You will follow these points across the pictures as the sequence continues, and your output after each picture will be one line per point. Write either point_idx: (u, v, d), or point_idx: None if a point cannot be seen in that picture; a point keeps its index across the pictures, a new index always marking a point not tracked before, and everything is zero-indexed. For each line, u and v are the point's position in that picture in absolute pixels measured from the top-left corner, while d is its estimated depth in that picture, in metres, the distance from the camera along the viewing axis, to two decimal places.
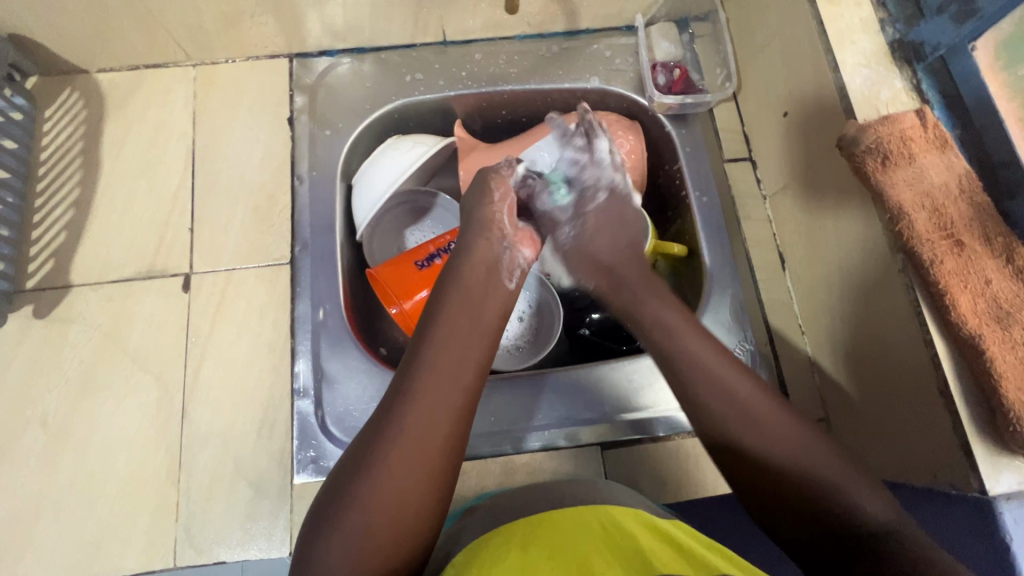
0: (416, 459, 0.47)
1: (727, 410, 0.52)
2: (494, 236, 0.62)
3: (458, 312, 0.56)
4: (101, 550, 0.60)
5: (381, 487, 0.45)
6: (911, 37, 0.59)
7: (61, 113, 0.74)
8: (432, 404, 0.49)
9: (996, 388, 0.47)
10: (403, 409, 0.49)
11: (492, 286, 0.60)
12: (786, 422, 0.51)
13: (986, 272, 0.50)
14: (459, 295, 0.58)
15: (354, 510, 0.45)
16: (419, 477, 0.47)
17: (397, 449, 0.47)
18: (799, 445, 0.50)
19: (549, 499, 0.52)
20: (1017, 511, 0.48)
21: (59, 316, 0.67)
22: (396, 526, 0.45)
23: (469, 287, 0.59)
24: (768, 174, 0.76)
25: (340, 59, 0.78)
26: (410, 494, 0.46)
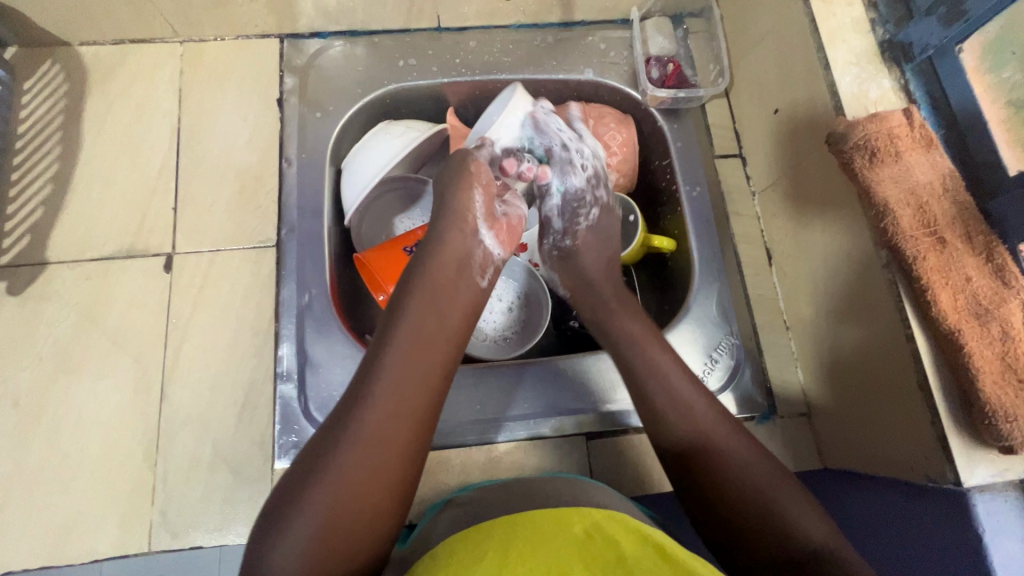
0: (376, 458, 0.47)
1: (691, 429, 0.56)
2: (467, 230, 0.62)
3: (423, 309, 0.55)
4: (73, 533, 0.58)
5: (345, 472, 0.45)
6: (900, 37, 0.60)
7: (41, 86, 0.72)
8: (395, 410, 0.49)
9: (974, 383, 0.48)
10: (364, 407, 0.48)
11: (460, 292, 0.59)
12: (726, 431, 0.56)
13: (967, 270, 0.51)
14: (427, 287, 0.57)
15: (312, 509, 0.44)
16: (385, 475, 0.47)
17: (359, 450, 0.46)
18: (728, 446, 0.55)
19: (536, 499, 0.52)
20: (988, 503, 0.50)
21: (33, 294, 0.65)
22: (358, 526, 0.45)
23: (436, 282, 0.58)
24: (757, 171, 0.77)
25: (333, 41, 0.77)
26: (376, 492, 0.46)
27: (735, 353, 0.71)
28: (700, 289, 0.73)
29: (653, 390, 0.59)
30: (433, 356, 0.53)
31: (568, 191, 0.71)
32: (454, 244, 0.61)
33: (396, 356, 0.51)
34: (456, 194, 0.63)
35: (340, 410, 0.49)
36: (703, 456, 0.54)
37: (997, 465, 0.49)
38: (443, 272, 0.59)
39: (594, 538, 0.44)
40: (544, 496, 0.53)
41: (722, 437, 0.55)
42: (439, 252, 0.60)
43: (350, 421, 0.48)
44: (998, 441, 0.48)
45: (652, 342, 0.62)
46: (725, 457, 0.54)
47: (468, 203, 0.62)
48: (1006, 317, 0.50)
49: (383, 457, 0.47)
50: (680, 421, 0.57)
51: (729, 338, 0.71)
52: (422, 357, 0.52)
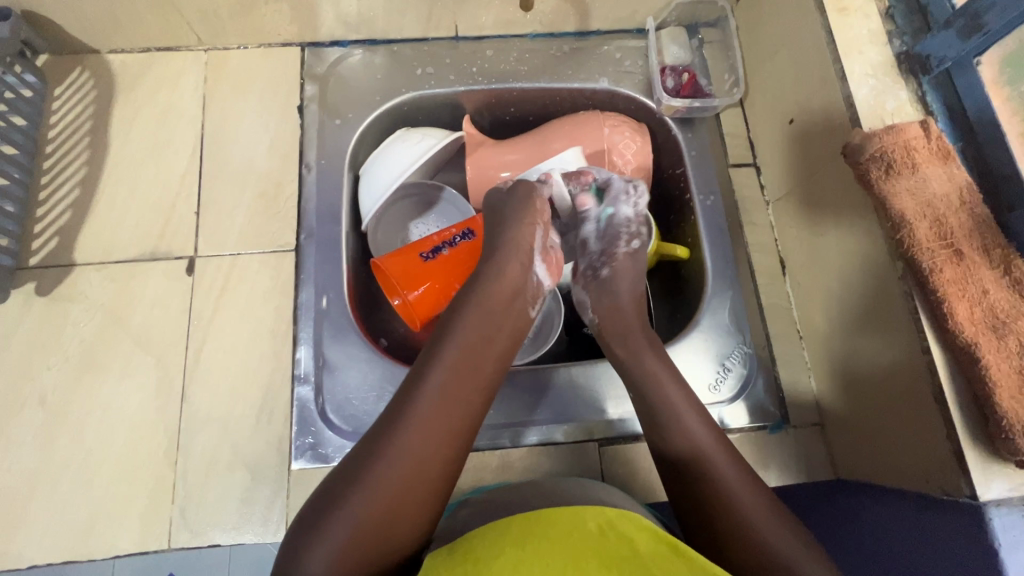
0: (415, 473, 0.48)
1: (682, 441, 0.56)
2: (524, 262, 0.62)
3: (472, 330, 0.56)
4: (96, 529, 0.60)
5: (384, 483, 0.47)
6: (918, 49, 0.60)
7: (71, 92, 0.74)
8: (438, 427, 0.50)
9: (990, 396, 0.48)
10: (409, 422, 0.49)
11: (506, 317, 0.59)
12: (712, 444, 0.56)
13: (984, 282, 0.51)
14: (477, 313, 0.57)
15: (341, 522, 0.45)
16: (416, 494, 0.48)
17: (392, 467, 0.47)
18: (715, 461, 0.55)
19: (549, 499, 0.53)
20: (1006, 517, 0.49)
21: (61, 294, 0.67)
22: (380, 542, 0.46)
23: (488, 309, 0.58)
24: (771, 180, 0.77)
25: (353, 50, 0.78)
26: (405, 510, 0.47)
27: (748, 362, 0.71)
28: (713, 297, 0.73)
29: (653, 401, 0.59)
30: (471, 380, 0.54)
31: (613, 218, 0.69)
32: (509, 274, 0.61)
33: (436, 377, 0.52)
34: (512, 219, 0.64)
35: (378, 427, 0.50)
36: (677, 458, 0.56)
37: (1014, 480, 0.49)
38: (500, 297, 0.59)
39: (607, 534, 0.45)
40: (557, 496, 0.53)
41: (709, 449, 0.56)
42: (493, 278, 0.60)
43: (388, 440, 0.49)
44: (1014, 456, 0.47)
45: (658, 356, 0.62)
46: (719, 476, 0.53)
47: (528, 238, 0.63)
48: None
49: (424, 471, 0.48)
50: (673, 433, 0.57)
51: (741, 348, 0.71)
52: (462, 381, 0.53)
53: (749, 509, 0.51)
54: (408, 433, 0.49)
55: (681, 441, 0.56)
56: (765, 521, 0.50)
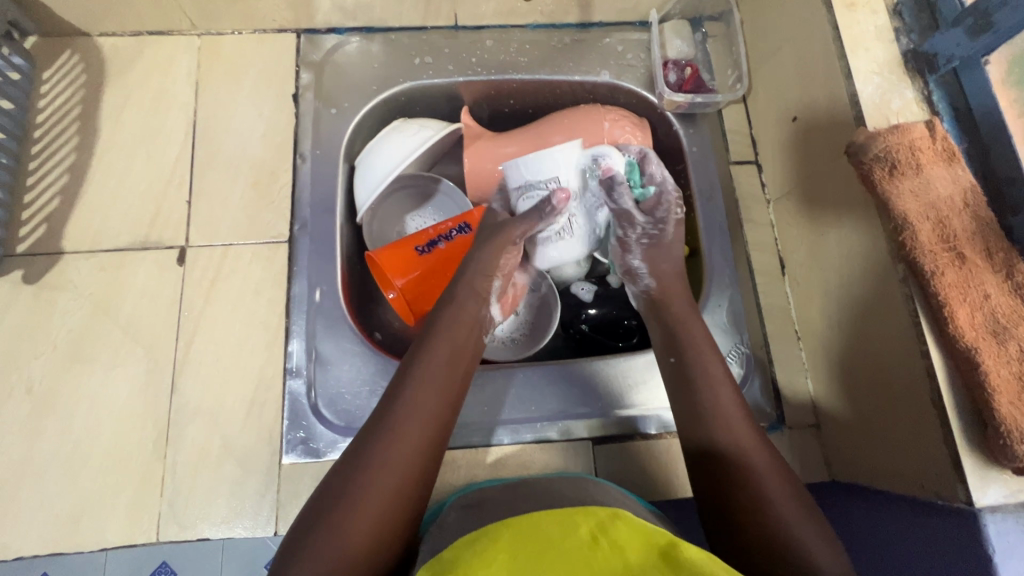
0: (390, 493, 0.48)
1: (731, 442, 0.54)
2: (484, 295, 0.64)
3: (436, 354, 0.57)
4: (83, 521, 0.59)
5: (361, 506, 0.46)
6: (925, 48, 0.59)
7: (60, 76, 0.73)
8: (409, 448, 0.50)
9: (989, 402, 0.47)
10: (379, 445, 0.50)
11: (470, 341, 0.61)
12: (759, 449, 0.54)
13: (986, 286, 0.51)
14: (441, 337, 0.59)
15: (324, 542, 0.44)
16: (398, 511, 0.48)
17: (371, 486, 0.47)
18: (760, 463, 0.52)
19: (541, 500, 0.52)
20: (1001, 524, 0.49)
21: (49, 283, 0.66)
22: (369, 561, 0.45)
23: (452, 331, 0.60)
24: (772, 178, 0.76)
25: (349, 37, 0.77)
26: (391, 526, 0.47)
27: (745, 362, 0.71)
28: (711, 296, 0.73)
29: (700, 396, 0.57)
30: (443, 398, 0.55)
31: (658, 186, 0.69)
32: (467, 305, 0.62)
33: (408, 398, 0.53)
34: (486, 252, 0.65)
35: (350, 449, 0.50)
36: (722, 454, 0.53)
37: (1010, 486, 0.49)
38: (461, 326, 0.60)
39: (600, 541, 0.44)
40: (549, 497, 0.52)
41: (751, 450, 0.53)
42: (456, 308, 0.62)
43: (364, 459, 0.49)
44: (1012, 462, 0.47)
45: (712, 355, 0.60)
46: (761, 483, 0.51)
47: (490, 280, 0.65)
48: None
49: (400, 495, 0.48)
50: (717, 431, 0.55)
51: (739, 347, 0.71)
52: (434, 400, 0.54)
53: (786, 511, 0.49)
54: (383, 452, 0.49)
55: (724, 442, 0.54)
56: (794, 517, 0.48)
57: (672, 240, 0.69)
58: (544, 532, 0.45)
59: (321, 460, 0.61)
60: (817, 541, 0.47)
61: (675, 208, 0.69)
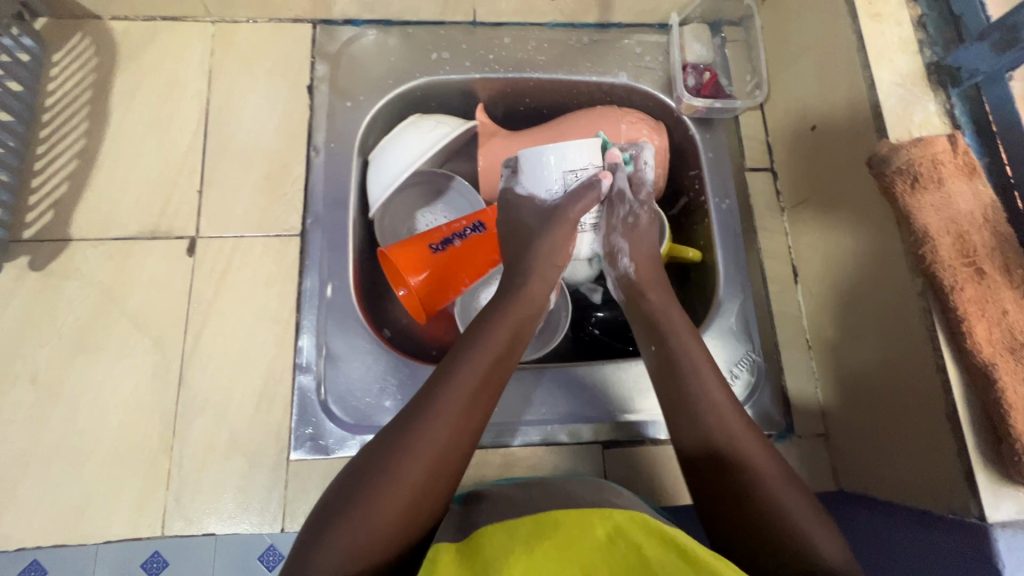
0: (433, 466, 0.49)
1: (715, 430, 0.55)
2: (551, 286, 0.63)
3: (496, 335, 0.58)
4: (86, 513, 0.58)
5: (405, 475, 0.48)
6: (949, 61, 0.59)
7: (70, 59, 0.71)
8: (456, 424, 0.51)
9: (1005, 418, 0.48)
10: (430, 416, 0.50)
11: (527, 328, 0.61)
12: (746, 434, 0.55)
13: (1004, 303, 0.51)
14: (501, 318, 0.59)
15: (360, 513, 0.46)
16: (433, 488, 0.49)
17: (416, 458, 0.48)
18: (747, 450, 0.54)
19: (552, 498, 0.52)
20: (1011, 539, 0.49)
21: (56, 270, 0.65)
22: (401, 531, 0.47)
23: (511, 314, 0.60)
24: (787, 187, 0.76)
25: (366, 30, 0.76)
26: (426, 502, 0.48)
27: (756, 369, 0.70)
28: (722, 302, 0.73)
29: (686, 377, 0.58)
30: (492, 385, 0.55)
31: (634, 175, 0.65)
32: (532, 291, 0.61)
33: (456, 380, 0.53)
34: (548, 246, 0.61)
35: (396, 427, 0.51)
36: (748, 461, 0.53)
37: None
38: (523, 313, 0.60)
39: (617, 544, 0.44)
40: (562, 496, 0.52)
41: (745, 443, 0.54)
42: (516, 291, 0.61)
43: (415, 434, 0.50)
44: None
45: (686, 332, 0.61)
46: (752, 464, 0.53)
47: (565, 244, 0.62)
48: None
49: (441, 469, 0.49)
50: (697, 423, 0.56)
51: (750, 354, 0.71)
52: (488, 385, 0.55)
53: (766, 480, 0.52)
54: (432, 430, 0.50)
55: (719, 434, 0.55)
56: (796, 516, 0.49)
57: (645, 230, 0.65)
58: (559, 531, 0.45)
59: (330, 457, 0.61)
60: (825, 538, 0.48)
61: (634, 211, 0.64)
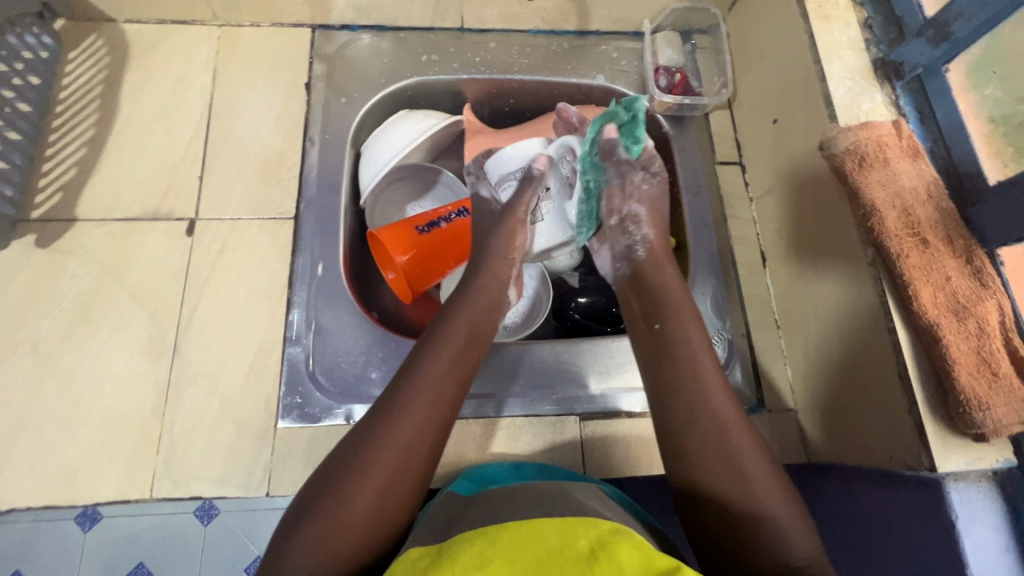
0: (401, 462, 0.50)
1: (711, 436, 0.52)
2: (504, 280, 0.65)
3: (456, 330, 0.59)
4: (78, 476, 0.60)
5: (372, 473, 0.49)
6: (893, 57, 0.64)
7: (85, 57, 0.77)
8: (422, 420, 0.52)
9: (950, 373, 0.51)
10: (395, 417, 0.52)
11: (484, 327, 0.62)
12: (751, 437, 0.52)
13: (947, 270, 0.55)
14: (465, 315, 0.61)
15: (329, 512, 0.47)
16: (402, 484, 0.50)
17: (383, 455, 0.50)
18: (751, 457, 0.51)
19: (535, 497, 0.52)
20: (962, 491, 0.52)
21: (61, 248, 0.68)
22: (367, 535, 0.48)
23: (473, 309, 0.62)
24: (755, 178, 0.80)
25: (361, 34, 0.82)
26: (389, 505, 0.49)
27: (726, 348, 0.74)
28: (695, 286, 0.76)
29: (691, 386, 0.55)
30: (456, 379, 0.56)
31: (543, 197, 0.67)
32: (487, 284, 0.64)
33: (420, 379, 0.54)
34: (492, 240, 0.66)
35: (362, 427, 0.52)
36: (748, 469, 0.51)
37: (970, 454, 0.52)
38: (481, 314, 0.62)
39: (598, 557, 0.41)
40: (546, 501, 0.51)
41: (744, 445, 0.52)
42: (470, 289, 0.63)
43: (381, 439, 0.51)
44: (970, 429, 0.51)
45: (703, 340, 0.58)
46: (753, 485, 0.50)
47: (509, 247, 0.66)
48: (983, 315, 0.53)
49: (410, 464, 0.51)
50: (699, 416, 0.53)
51: (722, 332, 0.74)
52: (451, 378, 0.56)
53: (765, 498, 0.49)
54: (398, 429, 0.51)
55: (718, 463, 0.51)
56: (774, 502, 0.49)
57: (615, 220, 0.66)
58: (541, 540, 0.43)
59: (318, 425, 0.63)
60: (797, 526, 0.48)
61: (644, 183, 0.65)
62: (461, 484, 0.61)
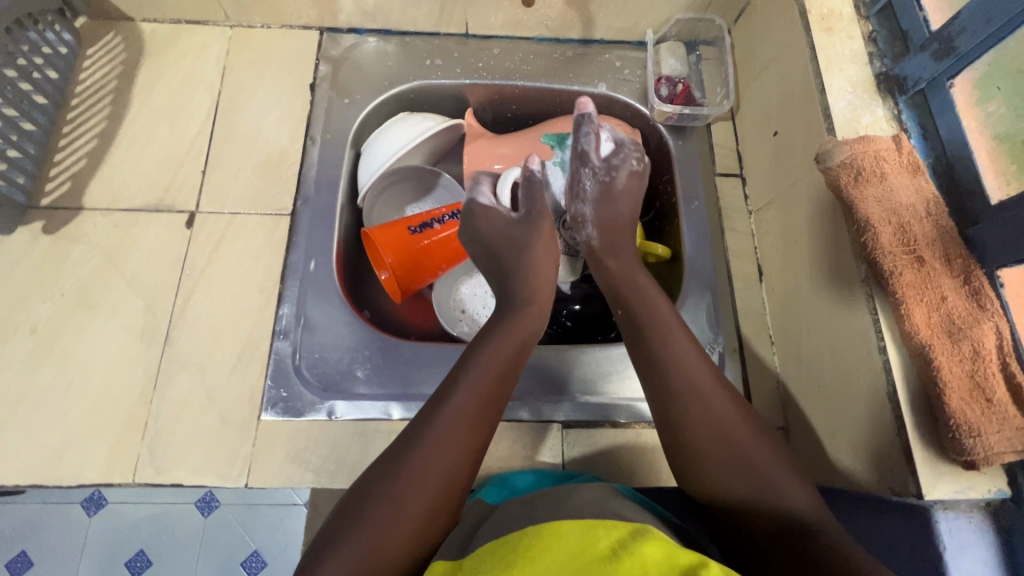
0: (442, 480, 0.49)
1: (718, 439, 0.51)
2: (546, 291, 0.64)
3: (499, 344, 0.57)
4: (66, 456, 0.62)
5: (413, 492, 0.47)
6: (897, 71, 0.64)
7: (101, 53, 0.80)
8: (464, 438, 0.51)
9: (940, 397, 0.49)
10: (430, 435, 0.50)
11: (530, 340, 0.60)
12: (759, 446, 0.51)
13: (943, 289, 0.53)
14: (506, 327, 0.59)
15: (374, 530, 0.45)
16: (444, 503, 0.48)
17: (424, 474, 0.48)
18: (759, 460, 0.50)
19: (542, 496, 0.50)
20: (952, 521, 0.51)
21: (66, 235, 0.71)
22: (414, 551, 0.46)
23: (517, 322, 0.60)
24: (755, 190, 0.79)
25: (367, 38, 0.84)
26: (435, 523, 0.48)
27: (717, 362, 0.72)
28: (689, 297, 0.75)
29: (678, 382, 0.54)
30: (496, 394, 0.54)
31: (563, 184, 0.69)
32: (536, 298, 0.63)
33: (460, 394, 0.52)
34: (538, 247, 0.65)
35: (395, 448, 0.50)
36: (774, 482, 0.49)
37: (960, 482, 0.50)
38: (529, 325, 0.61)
39: (619, 557, 0.38)
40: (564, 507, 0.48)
41: (753, 452, 0.50)
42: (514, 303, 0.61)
43: (418, 457, 0.49)
44: (960, 457, 0.49)
45: (690, 350, 0.56)
46: (774, 491, 0.49)
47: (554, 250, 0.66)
48: (978, 338, 0.50)
49: (450, 484, 0.49)
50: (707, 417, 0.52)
51: (714, 345, 0.72)
52: (494, 394, 0.54)
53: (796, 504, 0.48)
54: (437, 447, 0.49)
55: (739, 462, 0.50)
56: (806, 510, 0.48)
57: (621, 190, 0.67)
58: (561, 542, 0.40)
59: (300, 419, 0.64)
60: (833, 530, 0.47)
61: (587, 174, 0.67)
62: (489, 494, 0.59)
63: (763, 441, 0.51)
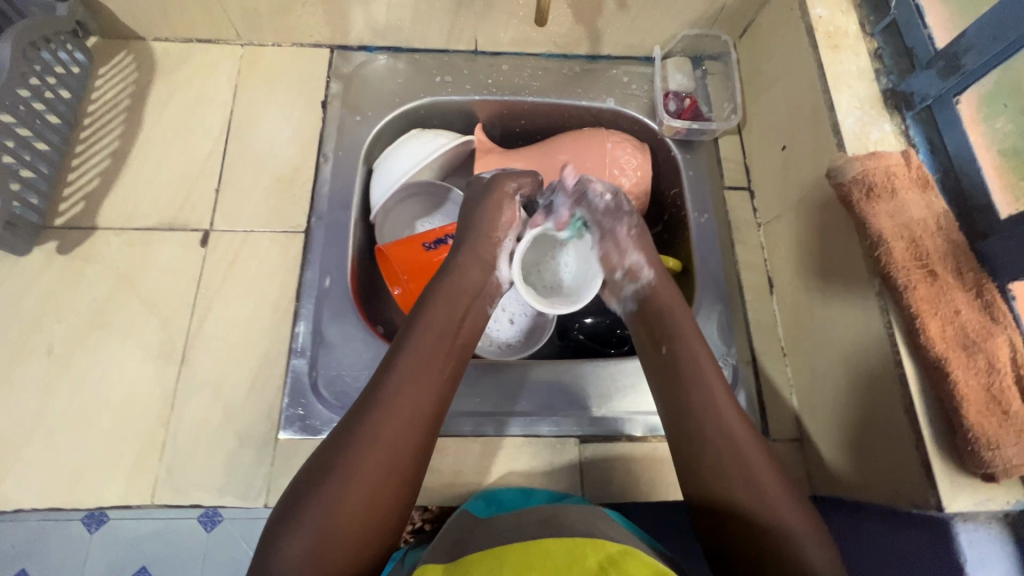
0: (387, 462, 0.50)
1: (720, 450, 0.54)
2: (488, 264, 0.64)
3: (438, 320, 0.59)
4: (83, 478, 0.61)
5: (358, 474, 0.49)
6: (903, 88, 0.65)
7: (114, 72, 0.80)
8: (405, 418, 0.52)
9: (958, 410, 0.50)
10: (375, 415, 0.51)
11: (471, 311, 0.62)
12: (748, 441, 0.54)
13: (956, 303, 0.53)
14: (447, 304, 0.60)
15: (319, 512, 0.47)
16: (389, 484, 0.50)
17: (366, 457, 0.49)
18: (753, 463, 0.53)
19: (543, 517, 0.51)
20: (972, 533, 0.51)
21: (81, 255, 0.71)
22: (362, 533, 0.48)
23: (455, 293, 0.61)
24: (764, 203, 0.80)
25: (378, 55, 0.84)
26: (379, 506, 0.49)
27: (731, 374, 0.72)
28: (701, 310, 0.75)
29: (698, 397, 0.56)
30: (438, 372, 0.56)
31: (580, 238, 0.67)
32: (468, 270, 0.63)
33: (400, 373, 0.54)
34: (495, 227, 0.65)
35: (339, 432, 0.52)
36: (756, 481, 0.52)
37: (979, 495, 0.51)
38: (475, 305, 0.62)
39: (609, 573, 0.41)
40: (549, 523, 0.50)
41: (749, 456, 0.53)
42: (452, 278, 0.62)
43: (361, 438, 0.50)
44: (979, 469, 0.49)
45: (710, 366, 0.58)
46: (759, 493, 0.52)
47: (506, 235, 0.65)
48: (993, 351, 0.51)
49: (393, 466, 0.50)
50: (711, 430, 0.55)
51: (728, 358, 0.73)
52: (433, 370, 0.56)
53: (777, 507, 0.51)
54: (376, 426, 0.51)
55: (729, 466, 0.53)
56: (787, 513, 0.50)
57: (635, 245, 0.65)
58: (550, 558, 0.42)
59: (318, 437, 0.64)
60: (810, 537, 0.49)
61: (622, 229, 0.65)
62: (473, 506, 0.62)
63: (739, 434, 0.55)
